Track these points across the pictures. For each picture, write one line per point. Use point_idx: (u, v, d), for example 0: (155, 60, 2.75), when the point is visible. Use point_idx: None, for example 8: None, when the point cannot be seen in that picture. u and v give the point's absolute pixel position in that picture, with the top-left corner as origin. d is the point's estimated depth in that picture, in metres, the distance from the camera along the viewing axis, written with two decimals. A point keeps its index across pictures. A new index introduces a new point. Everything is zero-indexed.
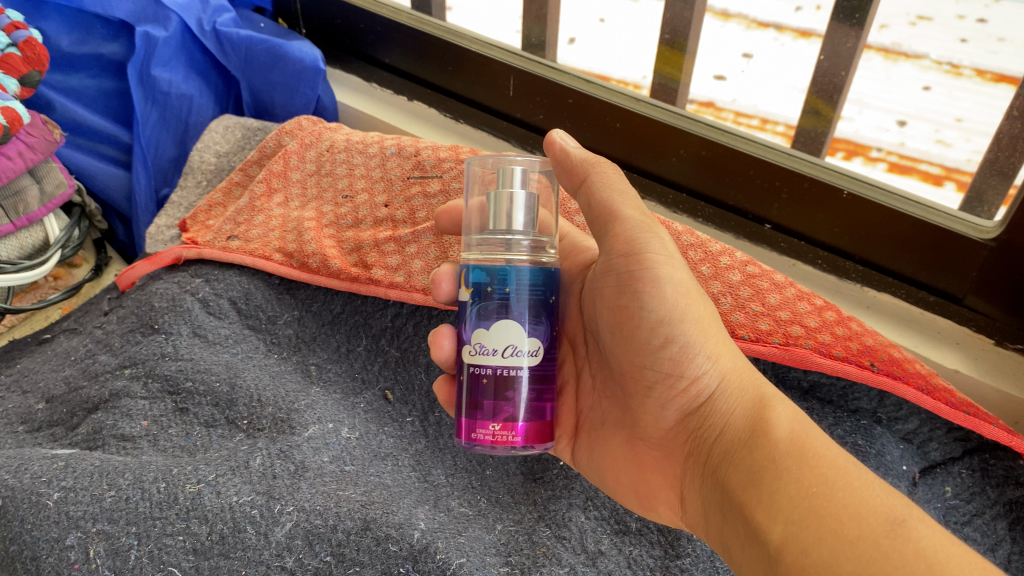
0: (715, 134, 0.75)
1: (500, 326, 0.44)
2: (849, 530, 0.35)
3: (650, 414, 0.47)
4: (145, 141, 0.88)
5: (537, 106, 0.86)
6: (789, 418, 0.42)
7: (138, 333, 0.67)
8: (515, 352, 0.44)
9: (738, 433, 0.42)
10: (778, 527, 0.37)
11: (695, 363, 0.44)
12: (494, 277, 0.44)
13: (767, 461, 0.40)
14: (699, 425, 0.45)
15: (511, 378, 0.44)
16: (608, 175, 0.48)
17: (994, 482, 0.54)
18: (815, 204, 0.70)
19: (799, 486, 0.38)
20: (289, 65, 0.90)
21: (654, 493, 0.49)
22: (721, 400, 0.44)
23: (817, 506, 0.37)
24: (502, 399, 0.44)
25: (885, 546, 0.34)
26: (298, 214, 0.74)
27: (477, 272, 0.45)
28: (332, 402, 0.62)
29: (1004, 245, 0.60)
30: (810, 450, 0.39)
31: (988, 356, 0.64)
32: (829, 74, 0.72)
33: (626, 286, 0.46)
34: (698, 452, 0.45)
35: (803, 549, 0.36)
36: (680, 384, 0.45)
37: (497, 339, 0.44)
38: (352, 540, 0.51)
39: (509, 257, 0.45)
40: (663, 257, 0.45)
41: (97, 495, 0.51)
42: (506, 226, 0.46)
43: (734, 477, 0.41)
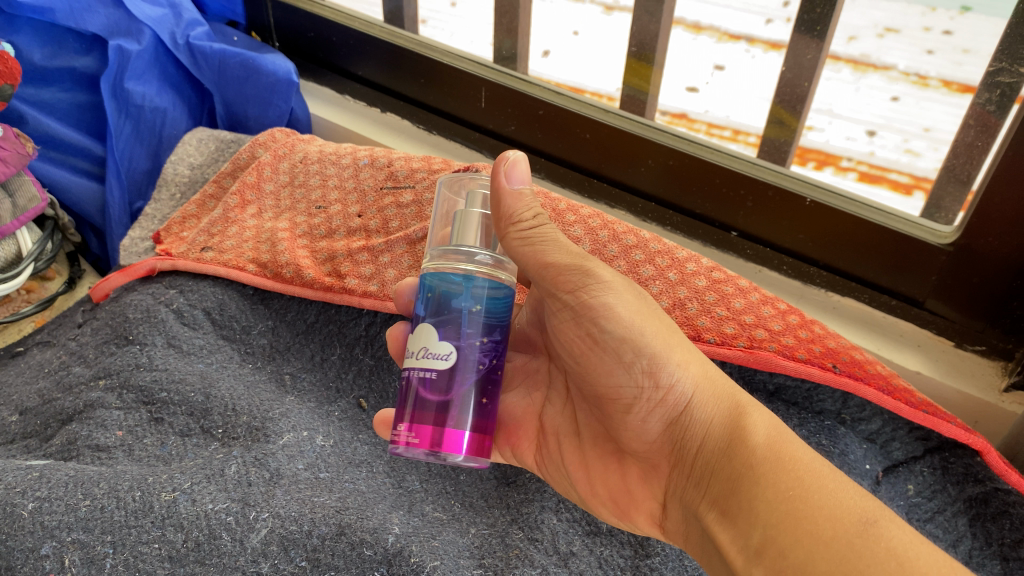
0: (681, 144, 0.76)
1: (420, 328, 0.46)
2: (825, 530, 0.37)
3: (631, 430, 0.47)
4: (119, 154, 0.88)
5: (508, 117, 0.87)
6: (766, 424, 0.43)
7: (112, 345, 0.67)
8: (427, 355, 0.45)
9: (717, 443, 0.43)
10: (759, 533, 0.39)
11: (666, 372, 0.44)
12: (456, 288, 0.45)
13: (745, 468, 0.41)
14: (681, 437, 0.45)
15: (419, 379, 0.45)
16: (524, 231, 0.46)
17: (954, 479, 0.56)
18: (779, 211, 0.72)
19: (776, 490, 0.39)
20: (262, 78, 0.91)
21: (635, 503, 0.49)
22: (699, 411, 0.44)
23: (793, 509, 0.38)
24: (413, 398, 0.45)
25: (858, 545, 0.36)
26: (272, 225, 0.75)
27: (433, 278, 0.46)
28: (306, 410, 0.63)
29: (962, 249, 0.62)
30: (787, 454, 0.40)
31: (948, 358, 0.66)
32: (792, 84, 0.74)
33: (580, 315, 0.46)
34: (681, 462, 0.45)
35: (781, 551, 0.37)
36: (655, 397, 0.45)
37: (416, 341, 0.46)
38: (327, 545, 0.51)
39: (470, 269, 0.45)
40: (609, 279, 0.46)
41: (72, 505, 0.52)
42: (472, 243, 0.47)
43: (717, 486, 0.42)
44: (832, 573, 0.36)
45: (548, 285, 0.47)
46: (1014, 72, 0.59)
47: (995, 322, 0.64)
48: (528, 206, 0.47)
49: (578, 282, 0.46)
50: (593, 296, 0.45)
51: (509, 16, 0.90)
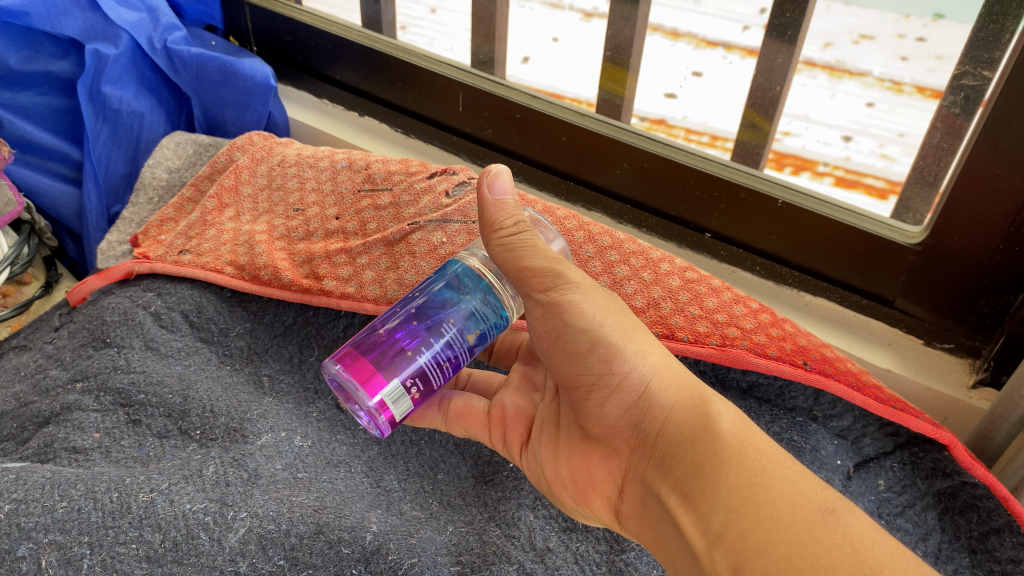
0: (656, 147, 0.78)
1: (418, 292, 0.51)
2: (784, 516, 0.38)
3: (592, 415, 0.48)
4: (96, 158, 0.88)
5: (486, 120, 0.88)
6: (731, 413, 0.44)
7: (90, 348, 0.67)
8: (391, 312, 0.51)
9: (680, 429, 0.44)
10: (720, 515, 0.40)
11: (622, 358, 0.45)
12: (473, 290, 0.49)
13: (709, 453, 0.42)
14: (640, 421, 0.45)
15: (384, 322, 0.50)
16: (504, 238, 0.48)
17: (924, 474, 0.57)
18: (751, 213, 0.73)
19: (738, 477, 0.40)
20: (239, 82, 0.92)
21: (594, 486, 0.50)
22: (660, 397, 0.45)
23: (755, 495, 0.39)
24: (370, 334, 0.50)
25: (817, 531, 0.37)
26: (249, 227, 0.75)
27: (456, 263, 0.51)
28: (284, 412, 0.63)
29: (931, 250, 0.63)
30: (750, 442, 0.41)
31: (919, 356, 0.67)
32: (764, 88, 0.76)
33: (549, 310, 0.47)
34: (642, 446, 0.46)
35: (741, 534, 0.39)
36: (612, 382, 0.46)
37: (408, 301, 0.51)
38: (306, 544, 0.52)
39: (490, 281, 0.50)
40: (580, 279, 0.48)
41: (49, 506, 0.52)
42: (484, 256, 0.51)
43: (680, 470, 0.43)
44: (790, 555, 0.37)
45: (522, 287, 0.48)
46: (978, 75, 0.60)
47: (963, 321, 0.66)
48: (511, 215, 0.49)
49: (550, 282, 0.47)
50: (562, 294, 0.47)
51: (485, 21, 0.91)
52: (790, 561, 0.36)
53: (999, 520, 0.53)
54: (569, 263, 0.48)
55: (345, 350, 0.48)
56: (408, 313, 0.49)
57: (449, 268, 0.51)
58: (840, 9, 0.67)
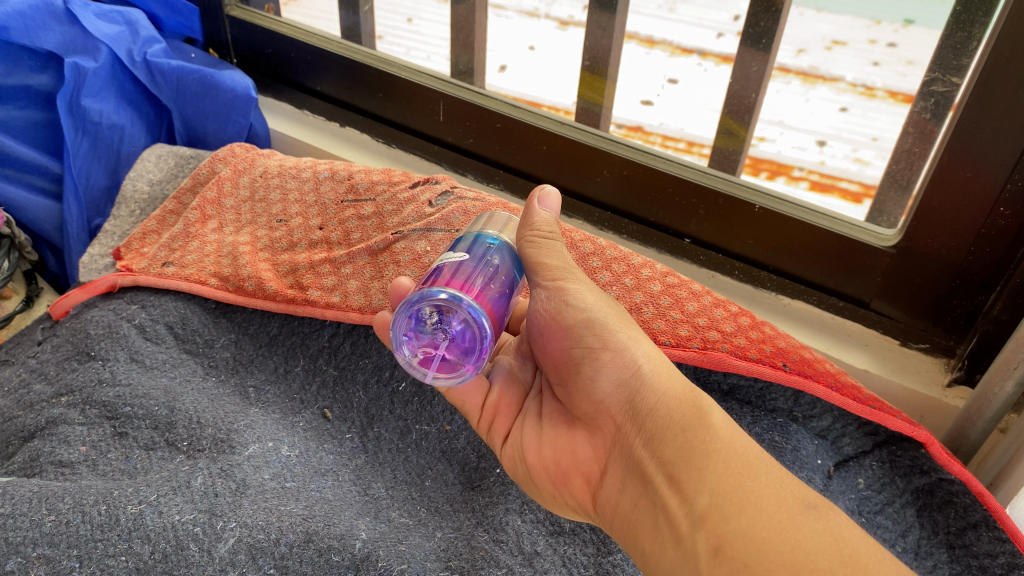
0: (638, 155, 0.79)
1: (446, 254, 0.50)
2: (768, 505, 0.40)
3: (581, 390, 0.49)
4: (76, 172, 0.88)
5: (467, 130, 0.89)
6: (724, 412, 0.46)
7: (74, 361, 0.67)
8: (447, 257, 0.48)
9: (670, 413, 0.45)
10: (704, 497, 0.41)
11: (616, 337, 0.48)
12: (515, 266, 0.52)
13: (698, 440, 0.44)
14: (631, 399, 0.47)
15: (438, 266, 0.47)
16: (534, 236, 0.51)
17: (902, 472, 0.58)
18: (730, 218, 0.74)
19: (725, 466, 0.42)
20: (221, 94, 0.92)
21: (575, 466, 0.50)
22: (651, 379, 0.47)
23: (740, 483, 0.41)
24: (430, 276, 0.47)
25: (798, 520, 0.39)
26: (233, 239, 0.75)
27: (488, 235, 0.52)
28: (271, 422, 0.63)
29: (904, 251, 0.65)
30: (740, 438, 0.43)
31: (894, 355, 0.69)
32: (740, 96, 0.77)
33: (552, 294, 0.50)
34: (630, 423, 0.47)
35: (724, 517, 0.40)
36: (605, 356, 0.48)
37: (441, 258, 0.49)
38: (295, 552, 0.52)
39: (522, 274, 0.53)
40: (582, 280, 0.51)
41: (37, 520, 0.52)
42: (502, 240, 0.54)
43: (667, 451, 0.44)
44: (770, 539, 0.39)
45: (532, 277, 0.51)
46: (948, 82, 0.61)
47: (937, 321, 0.67)
48: (548, 223, 0.52)
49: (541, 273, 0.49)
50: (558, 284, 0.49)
51: (465, 32, 0.92)
52: (772, 544, 0.38)
53: (975, 515, 0.54)
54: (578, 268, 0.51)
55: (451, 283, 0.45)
56: (483, 264, 0.48)
57: (485, 238, 0.51)
58: (813, 16, 0.68)
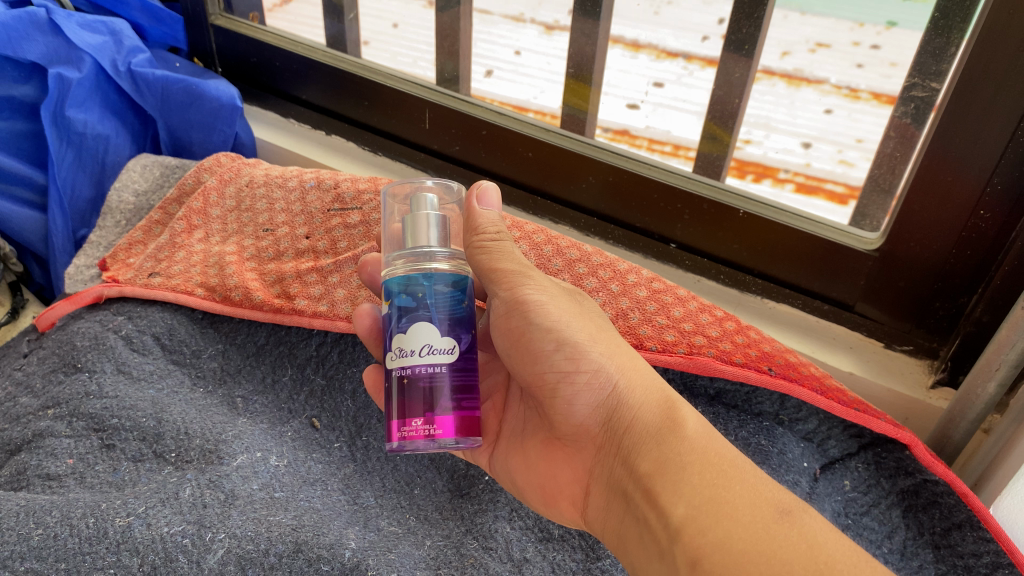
0: (621, 161, 0.79)
1: (418, 328, 0.46)
2: (743, 515, 0.40)
3: (560, 413, 0.49)
4: (61, 182, 0.88)
5: (453, 137, 0.89)
6: (697, 420, 0.46)
7: (60, 373, 0.67)
8: (433, 351, 0.45)
9: (648, 427, 0.46)
10: (681, 509, 0.42)
11: (589, 357, 0.47)
12: (464, 288, 0.48)
13: (674, 454, 0.44)
14: (610, 418, 0.47)
15: (425, 375, 0.45)
16: (484, 241, 0.50)
17: (887, 473, 0.59)
18: (714, 222, 0.75)
19: (701, 478, 0.43)
20: (206, 103, 0.92)
21: (560, 489, 0.51)
22: (628, 397, 0.47)
23: (716, 494, 0.41)
24: (422, 395, 0.45)
25: (774, 529, 0.40)
26: (219, 249, 0.76)
27: (443, 276, 0.47)
28: (259, 431, 0.63)
29: (887, 255, 0.66)
30: (714, 449, 0.44)
31: (878, 358, 0.70)
32: (723, 101, 0.78)
33: (513, 309, 0.49)
34: (609, 444, 0.48)
35: (700, 529, 0.41)
36: (580, 379, 0.48)
37: (414, 340, 0.45)
38: (285, 562, 0.52)
39: (466, 271, 0.49)
40: (545, 295, 0.49)
41: (24, 534, 0.52)
42: (424, 243, 0.48)
43: (644, 465, 0.45)
44: (747, 550, 0.39)
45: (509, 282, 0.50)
46: (927, 87, 0.62)
47: (920, 323, 0.68)
48: (494, 222, 0.51)
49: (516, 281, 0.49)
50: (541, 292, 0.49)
51: (450, 39, 0.92)
52: (749, 555, 0.39)
53: (960, 515, 0.55)
54: (535, 271, 0.50)
55: (459, 420, 0.46)
56: (461, 345, 0.47)
57: (448, 285, 0.47)
58: (797, 19, 0.68)
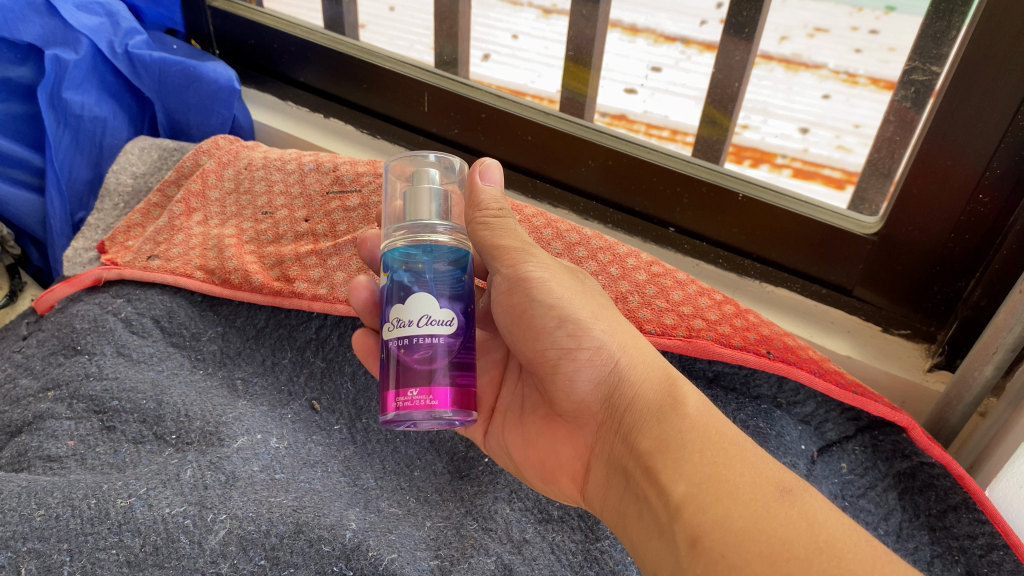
0: (620, 145, 0.79)
1: (416, 298, 0.45)
2: (743, 493, 0.40)
3: (561, 389, 0.50)
4: (59, 165, 0.88)
5: (452, 120, 0.89)
6: (697, 398, 0.46)
7: (60, 355, 0.67)
8: (431, 322, 0.45)
9: (649, 405, 0.46)
10: (681, 487, 0.42)
11: (591, 334, 0.48)
12: (462, 263, 0.48)
13: (675, 432, 0.44)
14: (611, 394, 0.48)
15: (424, 346, 0.45)
16: (484, 218, 0.50)
17: (884, 456, 0.59)
18: (713, 207, 0.75)
19: (701, 456, 0.43)
20: (203, 86, 0.92)
21: (561, 466, 0.52)
22: (629, 373, 0.48)
23: (716, 472, 0.42)
24: (419, 367, 0.45)
25: (774, 507, 0.40)
26: (218, 232, 0.75)
27: (443, 249, 0.47)
28: (259, 414, 0.63)
29: (886, 239, 0.66)
30: (716, 427, 0.44)
31: (877, 343, 0.70)
32: (723, 85, 0.78)
33: (515, 286, 0.49)
34: (610, 420, 0.48)
35: (700, 507, 0.41)
36: (582, 356, 0.48)
37: (413, 310, 0.45)
38: (286, 543, 0.52)
39: (465, 247, 0.49)
40: (548, 272, 0.49)
41: (26, 515, 0.52)
42: (425, 217, 0.48)
43: (645, 443, 0.45)
44: (746, 528, 0.39)
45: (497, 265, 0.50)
46: (927, 71, 0.62)
47: (918, 307, 0.68)
48: (496, 198, 0.51)
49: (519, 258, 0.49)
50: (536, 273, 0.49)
51: (449, 21, 0.92)
52: (748, 532, 0.39)
53: (955, 497, 0.55)
54: (537, 247, 0.50)
55: (456, 392, 0.46)
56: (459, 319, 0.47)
57: (449, 260, 0.47)
58: (795, 3, 0.68)
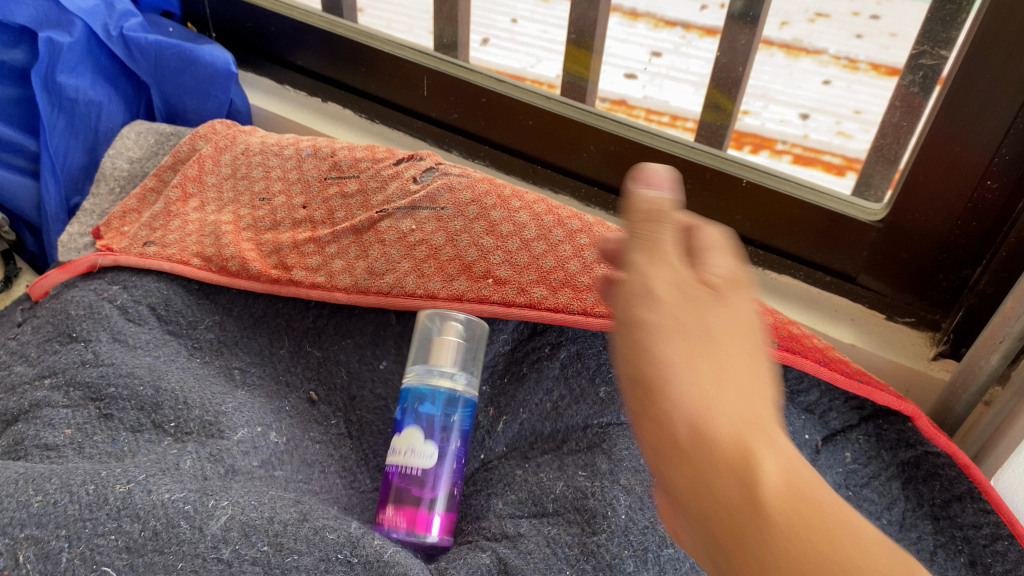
0: (623, 129, 0.78)
1: (408, 432, 0.55)
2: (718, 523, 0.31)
3: None
4: (53, 149, 0.86)
5: (451, 105, 0.88)
6: (685, 410, 0.31)
7: (56, 342, 0.66)
8: (415, 454, 0.54)
9: None
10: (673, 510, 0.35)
11: None
12: (457, 404, 0.56)
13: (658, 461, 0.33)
14: None
15: (406, 475, 0.54)
16: None
17: (887, 445, 0.59)
18: (717, 193, 0.74)
19: (681, 488, 0.32)
20: (199, 69, 0.90)
21: None
22: None
23: (711, 515, 0.31)
24: (399, 488, 0.54)
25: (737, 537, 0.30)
26: (215, 218, 0.74)
27: (439, 389, 0.56)
28: (258, 404, 0.63)
29: (891, 226, 0.65)
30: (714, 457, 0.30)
31: (880, 330, 0.69)
32: (727, 69, 0.77)
33: None
34: None
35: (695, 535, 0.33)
36: None
37: (404, 442, 0.55)
38: (289, 530, 0.52)
39: (465, 394, 0.57)
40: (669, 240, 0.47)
41: (24, 501, 0.51)
42: (431, 368, 0.57)
43: None
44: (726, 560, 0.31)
45: None
46: (935, 54, 0.60)
47: (923, 295, 0.68)
48: None
49: None
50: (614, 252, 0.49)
51: (449, 4, 0.90)
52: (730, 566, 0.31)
53: (961, 486, 0.55)
54: None
55: (429, 514, 0.54)
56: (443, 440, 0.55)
57: (445, 405, 0.56)
58: None
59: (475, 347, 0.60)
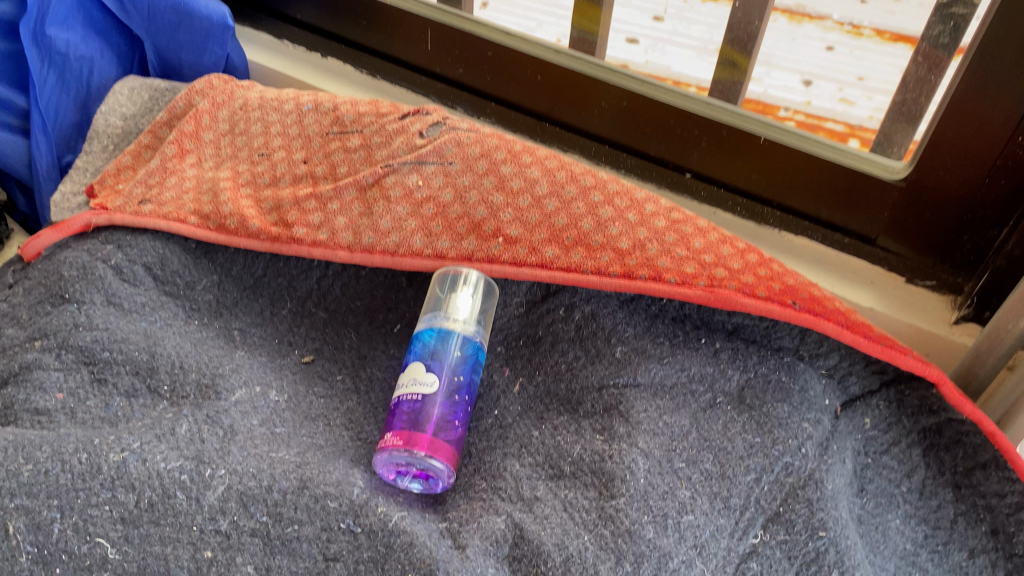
0: (635, 85, 0.75)
1: (412, 367, 0.55)
2: None
3: None
4: (44, 106, 0.84)
5: (456, 59, 0.85)
6: None
7: (47, 304, 0.63)
8: (415, 382, 0.53)
9: None
10: None
11: None
12: (461, 341, 0.56)
13: None
14: None
15: (406, 401, 0.53)
16: None
17: (909, 411, 0.56)
18: (733, 151, 0.71)
19: None
20: (195, 22, 0.87)
21: None
22: None
23: None
24: (398, 414, 0.52)
25: None
26: (213, 174, 0.72)
27: (445, 325, 0.56)
28: (257, 364, 0.61)
29: (913, 185, 0.63)
30: None
31: (899, 294, 0.68)
32: (744, 23, 0.76)
33: None
34: None
35: None
36: None
37: (408, 373, 0.54)
38: (289, 499, 0.50)
39: (472, 337, 0.56)
40: None
41: (14, 470, 0.49)
42: (438, 310, 0.57)
43: None
44: None
45: None
46: (968, 3, 0.58)
47: (946, 258, 0.65)
48: None
49: None
50: None
51: None
52: None
53: (984, 455, 0.53)
54: None
55: (426, 434, 0.51)
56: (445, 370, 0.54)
57: (452, 346, 0.55)
58: None
59: (490, 313, 0.60)
